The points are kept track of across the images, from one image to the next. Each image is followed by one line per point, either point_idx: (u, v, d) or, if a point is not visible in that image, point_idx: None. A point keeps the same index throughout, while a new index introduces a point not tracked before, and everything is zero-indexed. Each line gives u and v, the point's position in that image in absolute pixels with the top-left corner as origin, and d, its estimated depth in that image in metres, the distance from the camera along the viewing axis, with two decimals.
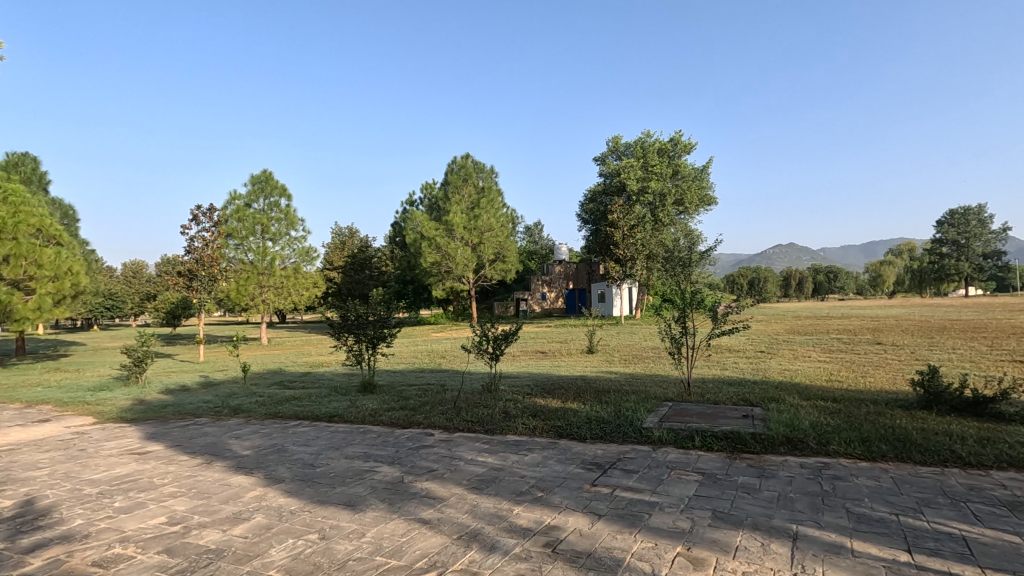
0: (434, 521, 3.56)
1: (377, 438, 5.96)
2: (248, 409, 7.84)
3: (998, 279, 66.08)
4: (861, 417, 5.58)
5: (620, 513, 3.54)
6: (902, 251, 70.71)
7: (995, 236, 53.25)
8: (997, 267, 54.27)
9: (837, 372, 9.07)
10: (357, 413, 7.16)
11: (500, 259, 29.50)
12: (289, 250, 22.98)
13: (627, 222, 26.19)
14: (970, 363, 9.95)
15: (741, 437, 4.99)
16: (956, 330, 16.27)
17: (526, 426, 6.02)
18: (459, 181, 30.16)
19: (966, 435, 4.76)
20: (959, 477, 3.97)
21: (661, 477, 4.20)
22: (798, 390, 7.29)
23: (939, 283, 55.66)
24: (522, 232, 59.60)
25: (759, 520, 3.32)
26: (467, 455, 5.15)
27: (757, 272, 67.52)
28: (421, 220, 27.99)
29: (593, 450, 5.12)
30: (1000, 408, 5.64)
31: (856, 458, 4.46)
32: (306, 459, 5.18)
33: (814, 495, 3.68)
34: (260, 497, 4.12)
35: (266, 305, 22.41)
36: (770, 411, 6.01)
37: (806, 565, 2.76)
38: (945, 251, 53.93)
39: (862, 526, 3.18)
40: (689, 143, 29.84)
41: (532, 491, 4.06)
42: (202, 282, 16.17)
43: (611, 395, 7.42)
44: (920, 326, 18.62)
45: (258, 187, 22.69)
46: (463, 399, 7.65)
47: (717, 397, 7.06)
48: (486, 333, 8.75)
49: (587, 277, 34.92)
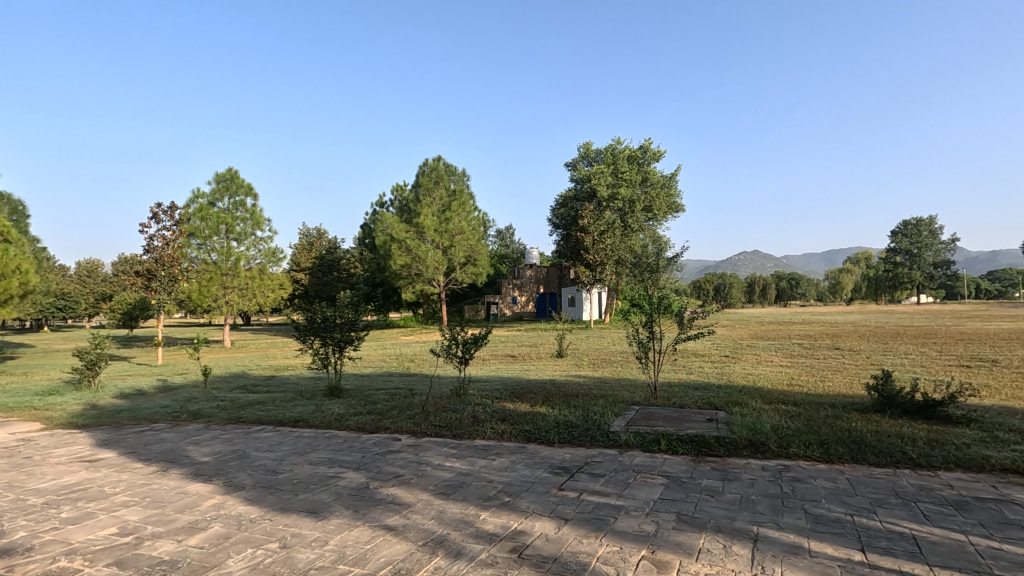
0: (399, 527, 3.51)
1: (343, 443, 5.85)
2: (209, 413, 7.60)
3: (946, 287, 69.70)
4: (819, 420, 5.76)
5: (586, 517, 3.56)
6: (860, 259, 73.45)
7: (945, 247, 55.91)
8: (946, 276, 57.15)
9: (798, 376, 9.39)
10: (323, 418, 7.02)
11: (471, 263, 29.46)
12: (255, 250, 22.41)
13: (597, 227, 26.38)
14: (921, 367, 10.40)
15: (705, 440, 5.09)
16: (908, 336, 17.00)
17: (494, 430, 6.01)
18: (431, 184, 29.96)
19: (916, 437, 4.98)
20: (909, 477, 4.13)
21: (627, 481, 4.24)
22: (760, 395, 7.46)
23: (894, 291, 58.14)
24: (493, 237, 59.73)
25: (722, 522, 3.38)
26: (435, 460, 5.10)
27: (723, 277, 68.83)
28: (391, 223, 27.80)
29: (561, 454, 5.13)
30: (948, 411, 5.90)
31: (814, 459, 4.61)
32: (269, 465, 5.05)
33: (775, 497, 3.78)
34: (219, 506, 3.98)
35: (230, 307, 21.80)
36: (733, 414, 6.14)
37: (766, 565, 2.82)
38: (898, 260, 56.38)
39: (820, 527, 3.28)
40: (658, 151, 30.44)
41: (500, 496, 4.04)
42: (162, 283, 15.60)
43: (580, 398, 7.47)
44: (876, 331, 19.41)
45: (222, 186, 22.06)
46: (431, 403, 7.58)
47: (683, 401, 7.17)
48: (455, 336, 8.69)
49: (558, 281, 35.16)
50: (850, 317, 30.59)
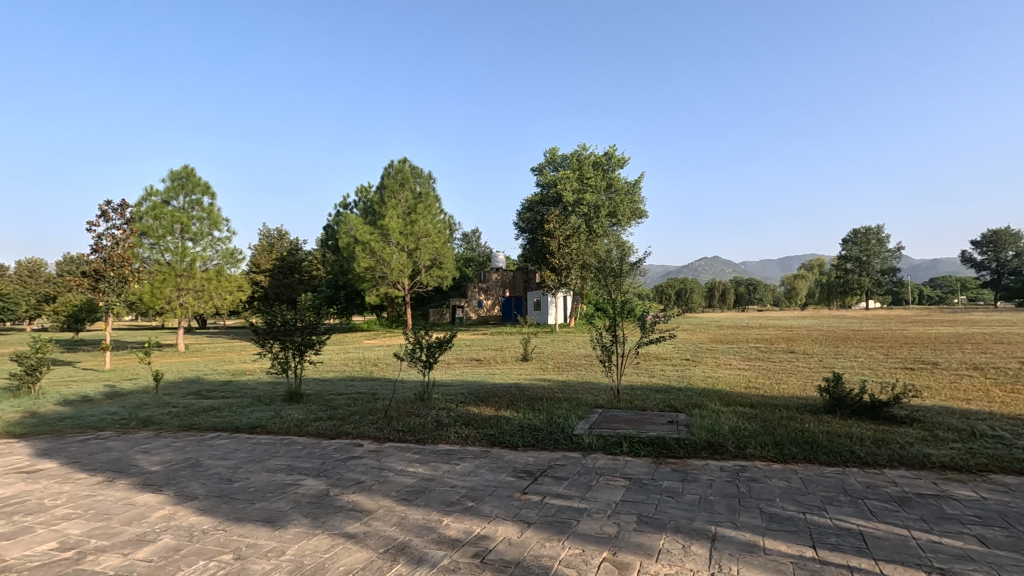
0: (360, 535, 3.44)
1: (302, 450, 5.71)
2: (159, 421, 7.29)
3: (892, 293, 73.38)
4: (774, 422, 5.95)
5: (550, 520, 3.57)
6: (813, 266, 76.28)
7: (891, 254, 58.80)
8: (891, 282, 60.14)
9: (755, 379, 9.68)
10: (282, 423, 6.84)
11: (436, 266, 29.34)
12: (212, 251, 21.73)
13: (563, 232, 26.63)
14: (869, 370, 10.88)
15: (666, 442, 5.17)
16: (857, 340, 17.78)
17: (458, 435, 5.97)
18: (396, 186, 29.58)
19: (864, 437, 5.18)
20: (857, 476, 4.30)
21: (590, 484, 4.27)
22: (719, 397, 7.64)
23: (844, 296, 60.81)
24: (459, 240, 59.62)
25: (681, 523, 3.45)
26: (398, 466, 5.02)
27: (684, 282, 70.50)
28: (355, 224, 27.35)
29: (525, 457, 5.14)
30: (893, 411, 6.19)
31: (769, 460, 4.75)
32: (223, 474, 4.88)
33: (732, 497, 3.88)
34: (169, 517, 3.83)
35: (184, 309, 21.04)
36: (692, 417, 6.27)
37: (723, 564, 2.88)
38: (849, 267, 58.95)
39: (773, 525, 3.38)
40: (623, 157, 30.98)
41: (463, 501, 4.01)
42: (111, 284, 14.91)
43: (544, 402, 7.50)
44: (828, 336, 20.17)
45: (177, 184, 21.27)
46: (394, 408, 7.47)
47: (645, 403, 7.27)
48: (419, 340, 8.59)
49: (523, 285, 35.32)
50: (803, 321, 31.80)
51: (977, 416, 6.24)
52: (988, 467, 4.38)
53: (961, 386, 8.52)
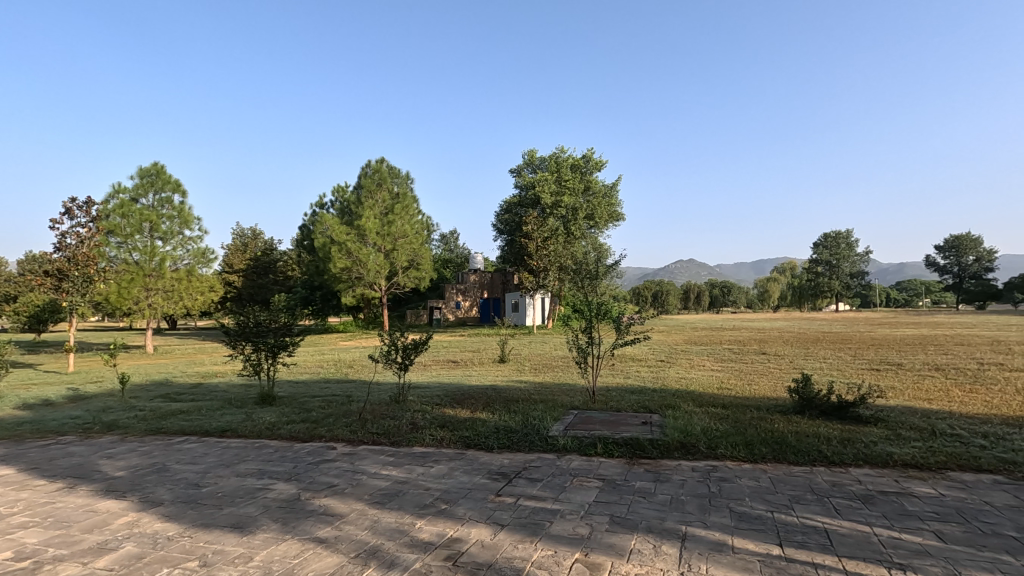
0: (331, 539, 3.40)
1: (274, 454, 5.61)
2: (125, 425, 7.08)
3: (860, 296, 75.58)
4: (745, 422, 6.06)
5: (523, 522, 3.57)
6: (786, 270, 77.85)
7: (859, 258, 60.64)
8: (860, 284, 61.96)
9: (728, 379, 9.85)
10: (253, 427, 6.71)
11: (413, 266, 29.18)
12: (183, 250, 21.22)
13: (541, 234, 26.73)
14: (837, 371, 11.15)
15: (640, 443, 5.23)
16: (827, 342, 18.30)
17: (433, 437, 5.93)
18: (373, 186, 29.23)
19: (831, 437, 5.30)
20: (824, 474, 4.42)
21: (564, 485, 4.30)
22: (692, 398, 7.76)
23: (815, 299, 62.42)
24: (437, 240, 59.45)
25: (653, 523, 3.49)
26: (372, 469, 4.97)
27: (660, 284, 71.39)
28: (331, 224, 27.01)
29: (500, 460, 5.13)
30: (859, 411, 6.36)
31: (740, 460, 4.82)
32: (191, 479, 4.76)
33: (703, 497, 3.94)
34: (133, 524, 3.72)
35: (153, 310, 20.48)
36: (666, 417, 6.35)
37: (693, 563, 2.93)
38: (819, 270, 60.60)
39: (742, 524, 3.44)
40: (600, 160, 31.21)
41: (436, 504, 3.99)
42: (75, 284, 14.40)
43: (520, 403, 7.51)
44: (799, 337, 20.72)
45: (146, 181, 20.74)
46: (369, 411, 7.40)
47: (620, 405, 7.33)
48: (395, 342, 8.52)
49: (502, 287, 35.38)
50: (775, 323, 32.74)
51: (937, 415, 6.46)
52: (946, 465, 4.53)
53: (923, 387, 8.81)
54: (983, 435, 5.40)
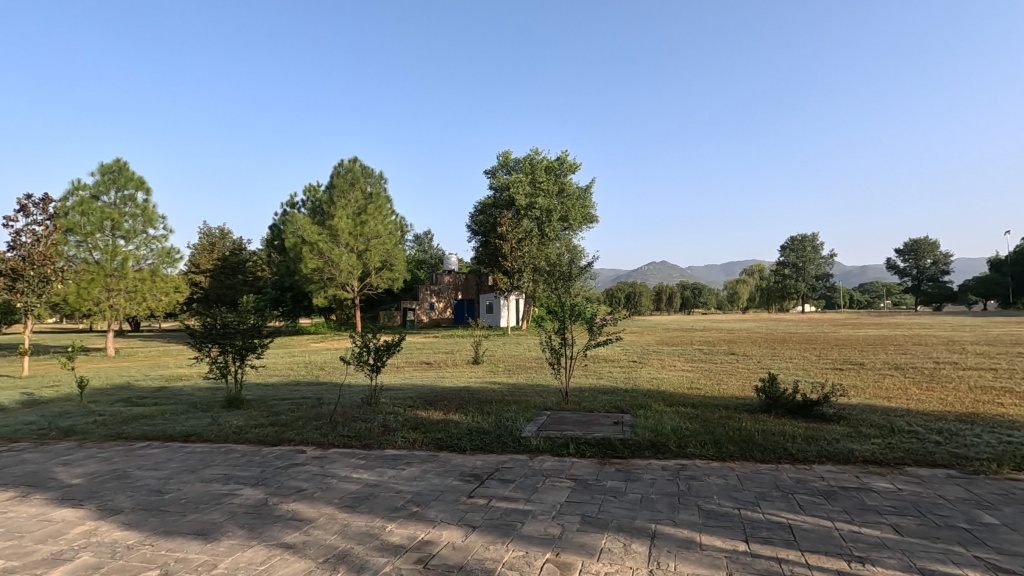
0: (299, 545, 3.34)
1: (240, 458, 5.47)
2: (83, 430, 6.83)
3: (825, 298, 77.88)
4: (714, 421, 6.17)
5: (495, 523, 3.57)
6: (754, 271, 79.61)
7: (824, 261, 62.64)
8: (825, 286, 63.89)
9: (698, 379, 10.03)
10: (219, 431, 6.55)
11: (386, 267, 28.95)
12: (146, 250, 20.64)
13: (515, 235, 26.77)
14: (803, 371, 11.45)
15: (611, 443, 5.29)
16: (793, 342, 18.79)
17: (405, 439, 5.88)
18: (346, 185, 28.83)
19: (796, 435, 5.44)
20: (789, 471, 4.53)
21: (536, 485, 4.31)
22: (663, 398, 7.87)
23: (782, 300, 64.11)
24: (411, 240, 59.08)
25: (624, 522, 3.52)
26: (342, 472, 4.90)
27: (633, 285, 72.36)
28: (302, 224, 26.56)
29: (473, 461, 5.12)
30: (823, 410, 6.55)
31: (709, 458, 4.91)
32: (153, 485, 4.62)
33: (672, 495, 3.99)
34: (91, 533, 3.59)
35: (114, 311, 19.80)
36: (637, 417, 6.43)
37: (661, 561, 2.98)
38: (786, 272, 62.37)
39: (711, 522, 3.50)
40: (575, 163, 31.44)
41: (407, 506, 3.96)
42: (30, 285, 13.73)
43: (493, 405, 7.51)
44: (766, 338, 21.24)
45: (108, 178, 20.05)
46: (340, 413, 7.28)
47: (592, 405, 7.38)
48: (366, 343, 8.42)
49: (476, 288, 35.33)
50: (745, 324, 33.48)
51: (896, 413, 6.70)
52: (904, 460, 4.70)
53: (883, 385, 9.12)
54: (938, 431, 5.62)
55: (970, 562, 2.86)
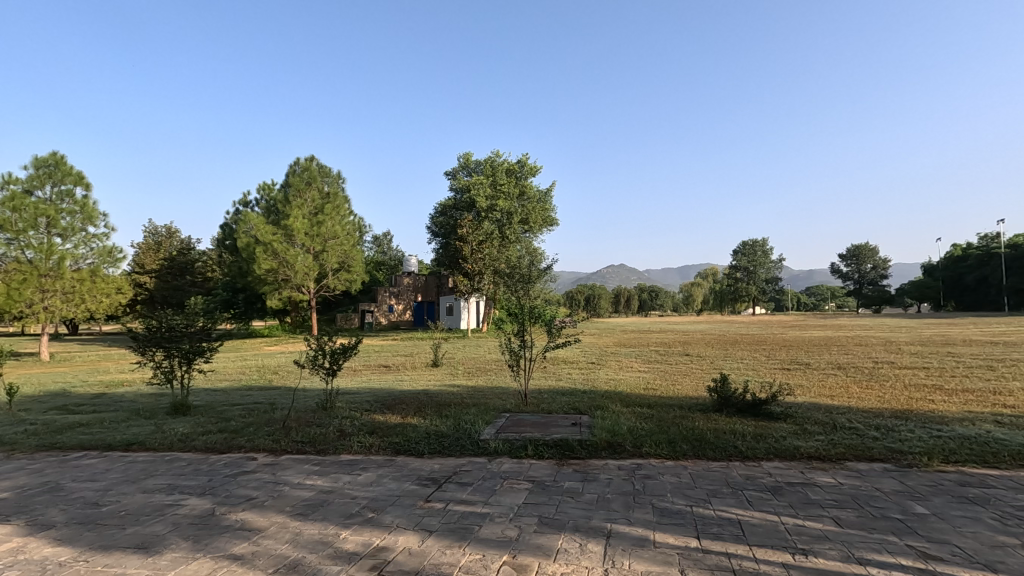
0: (248, 555, 3.22)
1: (186, 467, 5.24)
2: (12, 440, 6.40)
3: (775, 300, 81.13)
4: (669, 421, 6.32)
5: (452, 527, 3.54)
6: (708, 275, 81.97)
7: (774, 265, 65.38)
8: (774, 290, 66.71)
9: (654, 380, 10.26)
10: (164, 439, 6.27)
11: (344, 269, 28.42)
12: (85, 249, 19.57)
13: (476, 237, 26.75)
14: (754, 371, 11.86)
15: (569, 444, 5.34)
16: (745, 343, 19.44)
17: (362, 444, 5.78)
18: (302, 184, 28.09)
19: (745, 433, 5.63)
20: (738, 468, 4.68)
21: (494, 488, 4.31)
22: (621, 399, 8.01)
23: (734, 303, 66.43)
24: (370, 242, 58.13)
25: (580, 522, 3.56)
26: (295, 479, 4.77)
27: (592, 288, 73.40)
28: (255, 223, 25.72)
29: (431, 465, 5.07)
30: (770, 408, 6.81)
31: (663, 458, 5.02)
32: (89, 498, 4.37)
33: (627, 495, 4.06)
34: (18, 551, 3.36)
35: (49, 314, 18.66)
36: (595, 418, 6.52)
37: (616, 559, 3.02)
38: (738, 275, 64.74)
39: (664, 519, 3.58)
40: (535, 166, 31.63)
41: (363, 512, 3.88)
42: None
43: (452, 408, 7.46)
44: (720, 339, 21.87)
45: (42, 172, 18.86)
46: (293, 419, 7.07)
47: (551, 407, 7.43)
48: (322, 346, 8.22)
49: (436, 289, 35.09)
50: (699, 326, 34.36)
51: (838, 411, 7.02)
52: (845, 455, 4.93)
53: (827, 385, 9.54)
54: (876, 427, 5.93)
55: (903, 551, 3.01)
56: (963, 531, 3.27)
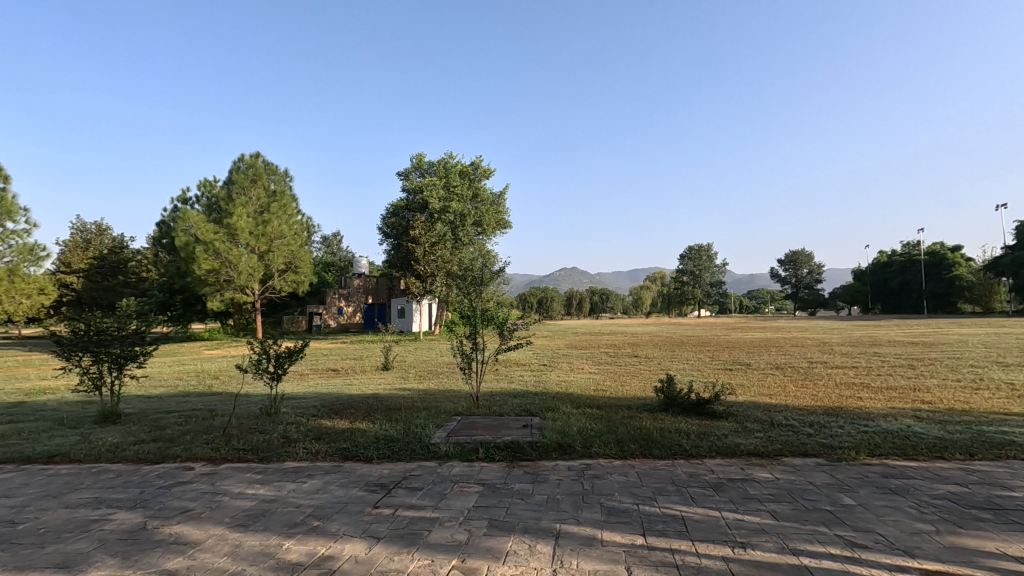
0: (182, 571, 3.06)
1: (115, 479, 4.94)
2: None
3: (719, 303, 84.40)
4: (617, 421, 6.45)
5: (401, 533, 3.49)
6: (657, 278, 84.32)
7: (717, 269, 68.17)
8: (718, 294, 69.43)
9: (604, 381, 10.46)
10: (90, 450, 5.88)
11: (291, 270, 27.62)
12: (3, 246, 18.21)
13: (428, 239, 26.50)
14: (699, 371, 12.27)
15: (520, 446, 5.36)
16: (690, 344, 20.11)
17: (308, 450, 5.60)
18: (246, 182, 27.00)
19: (689, 432, 5.82)
20: (683, 466, 4.84)
21: (444, 492, 4.27)
22: (571, 400, 8.11)
23: (681, 306, 68.64)
24: (318, 242, 56.64)
25: (529, 524, 3.58)
26: (235, 489, 4.57)
27: (545, 291, 74.05)
28: (195, 221, 24.53)
29: (379, 470, 4.98)
30: (713, 408, 7.07)
31: (611, 457, 5.11)
32: (3, 515, 4.04)
33: (577, 495, 4.11)
34: None
35: None
36: (546, 420, 6.57)
37: (564, 559, 3.06)
38: (684, 279, 67.06)
39: (612, 518, 3.65)
40: (489, 168, 31.66)
41: (308, 521, 3.76)
42: None
43: (403, 412, 7.35)
44: (667, 341, 22.52)
45: None
46: (235, 425, 6.78)
47: (502, 409, 7.44)
48: (266, 350, 7.91)
49: (387, 292, 34.53)
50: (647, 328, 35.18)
51: (775, 409, 7.36)
52: (781, 451, 5.17)
53: (766, 384, 9.98)
54: (809, 424, 6.25)
55: (831, 541, 3.19)
56: (886, 519, 3.50)
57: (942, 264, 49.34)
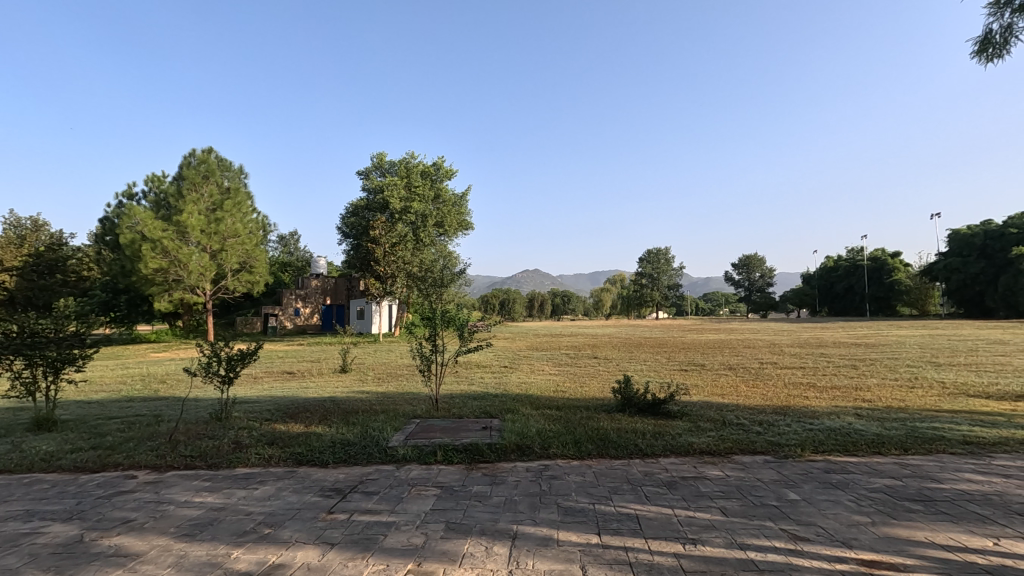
0: None
1: (50, 490, 4.66)
2: None
3: (676, 305, 86.63)
4: (576, 422, 6.52)
5: (355, 538, 3.43)
6: (617, 280, 85.76)
7: (675, 273, 70.31)
8: (676, 296, 71.29)
9: (563, 383, 10.56)
10: (21, 459, 5.54)
11: (245, 270, 26.78)
12: None
13: (389, 239, 25.97)
14: (655, 372, 12.53)
15: (479, 448, 5.35)
16: (648, 346, 20.58)
17: (260, 456, 5.44)
18: (198, 178, 25.84)
19: (645, 432, 5.94)
20: (639, 465, 4.93)
21: (402, 496, 4.22)
22: (530, 402, 8.15)
23: (640, 308, 70.07)
24: (275, 242, 55.12)
25: (486, 526, 3.58)
26: (182, 497, 4.39)
27: (507, 292, 74.14)
28: (142, 218, 23.41)
29: (335, 475, 4.88)
30: (668, 407, 7.24)
31: (569, 458, 5.17)
32: None
33: (534, 496, 4.14)
34: None
35: None
36: (505, 422, 6.57)
37: (520, 560, 3.08)
38: (643, 282, 68.66)
39: (568, 518, 3.69)
40: (451, 169, 31.49)
41: (258, 529, 3.65)
42: None
43: (360, 415, 7.21)
44: (626, 342, 22.89)
45: None
46: (182, 431, 6.51)
47: (462, 412, 7.40)
48: (217, 353, 7.62)
49: (346, 293, 33.88)
50: (607, 330, 35.77)
51: (727, 408, 7.60)
52: (732, 450, 5.34)
53: (719, 384, 10.30)
54: (758, 423, 6.48)
55: (777, 534, 3.32)
56: (826, 513, 3.66)
57: (883, 269, 52.04)
